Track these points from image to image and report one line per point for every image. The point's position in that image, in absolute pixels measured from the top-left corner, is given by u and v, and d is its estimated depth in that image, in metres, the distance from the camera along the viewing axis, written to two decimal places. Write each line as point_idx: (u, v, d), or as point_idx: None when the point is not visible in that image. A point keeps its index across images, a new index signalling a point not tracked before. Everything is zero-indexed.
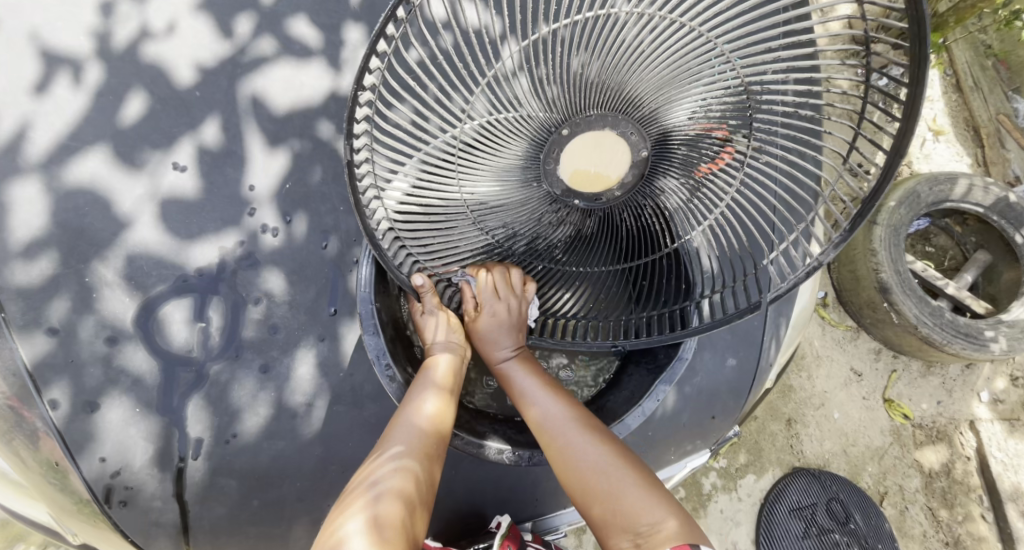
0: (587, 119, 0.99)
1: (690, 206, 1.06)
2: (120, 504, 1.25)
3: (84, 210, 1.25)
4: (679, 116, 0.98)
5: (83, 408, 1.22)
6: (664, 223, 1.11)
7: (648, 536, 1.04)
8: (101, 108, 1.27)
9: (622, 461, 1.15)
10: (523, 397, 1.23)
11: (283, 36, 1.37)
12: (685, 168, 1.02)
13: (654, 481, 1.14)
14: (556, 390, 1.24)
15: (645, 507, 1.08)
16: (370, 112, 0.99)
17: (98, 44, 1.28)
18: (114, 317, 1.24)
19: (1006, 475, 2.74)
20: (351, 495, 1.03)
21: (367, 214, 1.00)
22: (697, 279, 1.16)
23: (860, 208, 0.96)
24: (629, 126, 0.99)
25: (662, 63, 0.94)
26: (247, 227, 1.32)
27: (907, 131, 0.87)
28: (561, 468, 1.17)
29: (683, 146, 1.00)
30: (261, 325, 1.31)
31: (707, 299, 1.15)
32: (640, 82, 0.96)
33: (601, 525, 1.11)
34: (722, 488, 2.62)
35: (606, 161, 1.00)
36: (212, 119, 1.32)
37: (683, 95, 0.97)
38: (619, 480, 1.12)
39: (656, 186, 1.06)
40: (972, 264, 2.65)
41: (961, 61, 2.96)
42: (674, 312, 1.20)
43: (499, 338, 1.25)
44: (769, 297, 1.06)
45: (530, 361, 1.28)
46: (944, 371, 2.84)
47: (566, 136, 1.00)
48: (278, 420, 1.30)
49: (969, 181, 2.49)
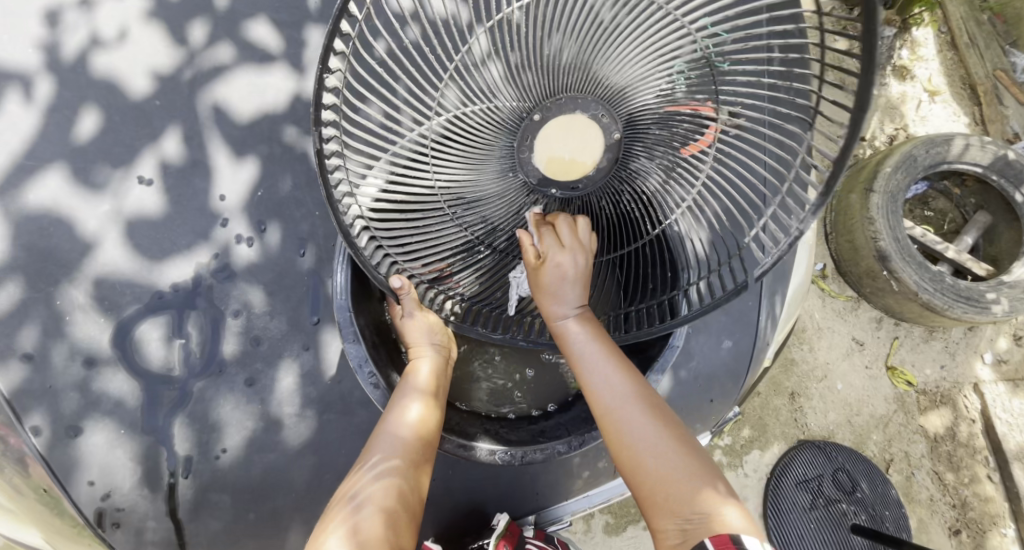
0: (558, 103, 0.96)
1: (668, 188, 1.03)
2: (113, 526, 1.23)
3: (50, 231, 1.22)
4: (647, 94, 0.94)
5: (65, 433, 1.21)
6: (644, 208, 1.07)
7: (700, 524, 0.88)
8: (57, 126, 1.24)
9: (679, 443, 0.99)
10: (580, 362, 1.06)
11: (241, 38, 1.33)
12: (659, 148, 0.99)
13: (716, 473, 0.97)
14: (619, 358, 1.06)
15: (698, 494, 0.92)
16: (337, 101, 0.94)
17: (48, 57, 1.25)
18: (89, 340, 1.22)
19: (1011, 435, 2.73)
20: (333, 510, 1.02)
21: (338, 209, 0.95)
22: (683, 263, 1.12)
23: (831, 173, 0.90)
24: (599, 108, 0.96)
25: (627, 43, 0.91)
26: (220, 238, 1.29)
27: (867, 84, 0.80)
28: (616, 445, 1.02)
29: (654, 126, 0.97)
30: (241, 337, 1.29)
31: (695, 285, 1.12)
32: (608, 65, 0.93)
33: (652, 515, 0.95)
34: (728, 465, 2.61)
35: (579, 147, 0.97)
36: (172, 129, 1.29)
37: (650, 75, 0.93)
38: (678, 468, 0.95)
39: (631, 168, 1.02)
40: (972, 226, 2.61)
41: (955, 16, 2.86)
42: (663, 303, 1.16)
43: (555, 292, 1.07)
44: (755, 277, 1.04)
45: (595, 324, 1.10)
46: (947, 335, 2.81)
47: (538, 121, 0.97)
48: (265, 432, 1.28)
49: (965, 141, 2.42)
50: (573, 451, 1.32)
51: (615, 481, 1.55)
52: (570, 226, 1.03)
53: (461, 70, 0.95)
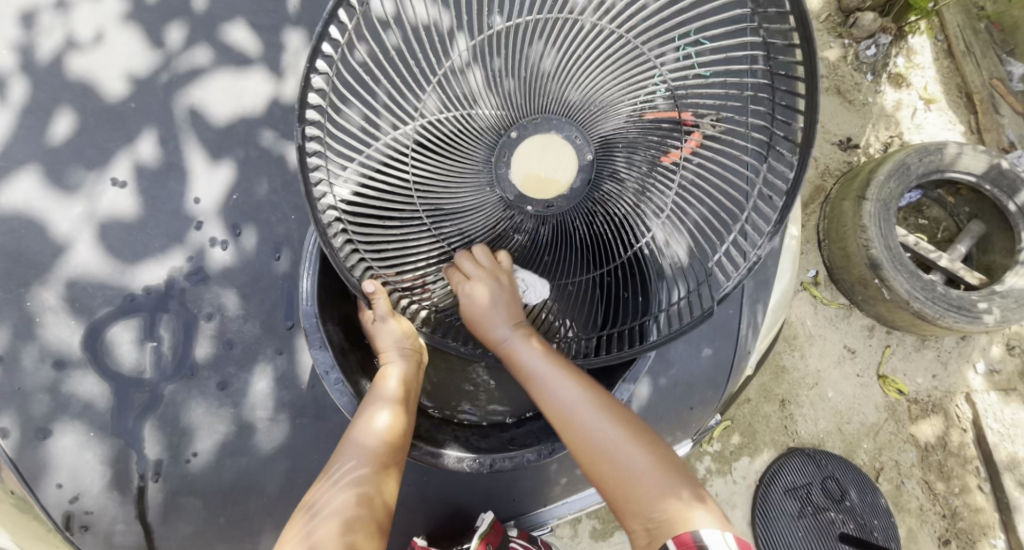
0: (536, 122, 0.97)
1: (640, 209, 1.02)
2: (81, 529, 1.22)
3: (21, 233, 1.26)
4: (617, 115, 0.96)
5: (34, 435, 1.21)
6: (617, 230, 1.06)
7: (663, 522, 0.90)
8: (29, 126, 1.28)
9: (636, 442, 0.99)
10: (532, 380, 1.03)
11: (220, 43, 1.36)
12: (631, 172, 0.99)
13: (675, 463, 0.99)
14: (568, 368, 1.04)
15: (661, 492, 0.94)
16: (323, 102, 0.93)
17: (23, 58, 1.29)
18: (59, 342, 1.24)
19: (1002, 445, 2.72)
20: (296, 520, 1.03)
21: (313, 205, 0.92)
22: (654, 289, 1.11)
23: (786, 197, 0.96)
24: (574, 130, 0.97)
25: (598, 70, 0.93)
26: (194, 242, 1.31)
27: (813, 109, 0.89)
28: (579, 458, 1.02)
29: (626, 150, 0.98)
30: (215, 341, 1.29)
31: (666, 312, 1.11)
32: (582, 86, 0.94)
33: (625, 518, 0.96)
34: (716, 471, 2.61)
35: (557, 166, 0.97)
36: (148, 132, 1.32)
37: (620, 98, 0.95)
38: (642, 471, 0.96)
39: (603, 191, 1.01)
40: (966, 235, 2.62)
41: (952, 24, 2.85)
42: (632, 328, 1.15)
43: (493, 315, 1.08)
44: (721, 302, 1.03)
45: (536, 337, 1.09)
46: (938, 344, 2.80)
47: (516, 138, 0.97)
48: (238, 435, 1.28)
49: (958, 148, 2.42)
50: (542, 460, 1.28)
51: (595, 487, 1.53)
52: (471, 260, 1.05)
53: (445, 78, 0.95)
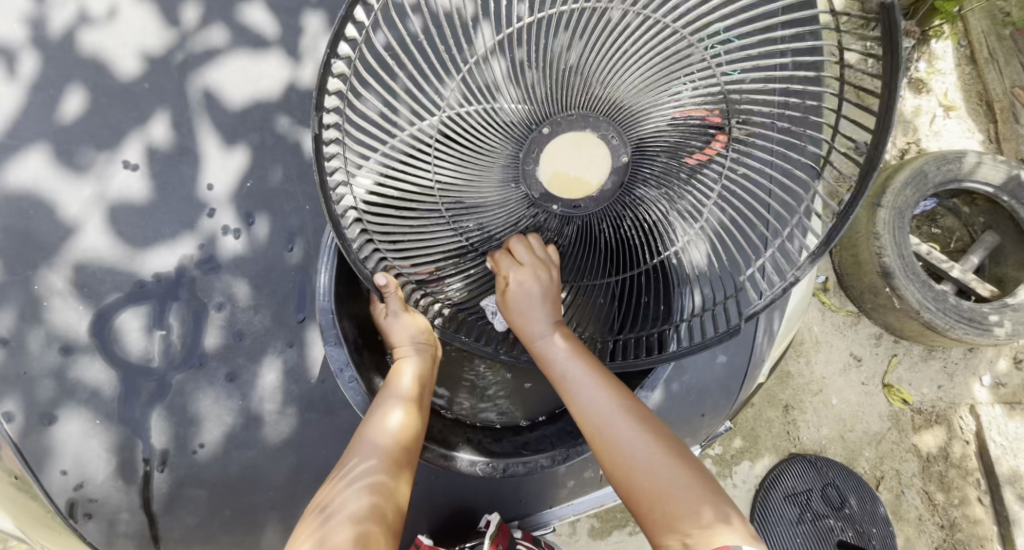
0: (570, 118, 0.92)
1: (672, 217, 0.99)
2: (84, 517, 1.21)
3: (30, 213, 1.23)
4: (661, 118, 0.92)
5: (39, 421, 1.20)
6: (645, 236, 1.03)
7: (700, 537, 0.89)
8: (40, 103, 1.25)
9: (670, 457, 0.98)
10: (565, 383, 1.02)
11: (237, 24, 1.32)
12: (666, 178, 0.96)
13: (709, 481, 0.98)
14: (604, 376, 1.03)
15: (697, 508, 0.93)
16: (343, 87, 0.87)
17: (35, 33, 1.25)
18: (67, 327, 1.22)
19: (1004, 458, 2.70)
20: (306, 522, 1.01)
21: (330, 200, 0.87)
22: (677, 298, 1.08)
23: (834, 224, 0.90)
24: (611, 130, 0.92)
25: (639, 66, 0.88)
26: (206, 229, 1.28)
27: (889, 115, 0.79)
28: (603, 463, 1.01)
29: (664, 154, 0.94)
30: (224, 331, 1.27)
31: (687, 322, 1.08)
32: (625, 88, 0.89)
33: (655, 532, 0.95)
34: (717, 474, 2.60)
35: (587, 164, 0.93)
36: (161, 114, 1.28)
37: (659, 98, 0.91)
38: (673, 482, 0.96)
39: (637, 196, 0.98)
40: (979, 246, 2.56)
41: (975, 30, 2.79)
42: (651, 335, 1.12)
43: (532, 310, 1.05)
44: (747, 320, 1.02)
45: (574, 341, 1.07)
46: (946, 355, 2.77)
47: (548, 135, 0.93)
48: (245, 428, 1.25)
49: (978, 158, 2.37)
50: (556, 466, 1.26)
51: (599, 491, 1.51)
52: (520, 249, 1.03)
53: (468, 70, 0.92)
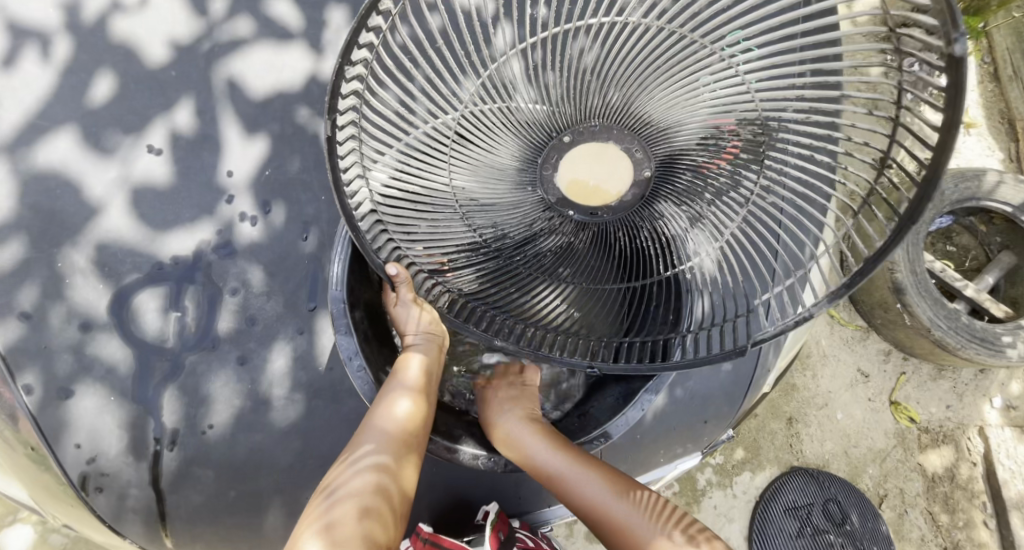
0: (591, 129, 0.96)
1: (692, 234, 0.98)
2: (95, 491, 1.24)
3: (57, 193, 1.27)
4: (685, 132, 0.92)
5: (56, 395, 1.23)
6: (662, 248, 1.02)
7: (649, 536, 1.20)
8: (69, 87, 1.29)
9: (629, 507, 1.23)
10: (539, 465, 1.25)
11: (262, 16, 1.36)
12: (687, 194, 0.96)
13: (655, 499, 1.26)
14: (570, 455, 1.25)
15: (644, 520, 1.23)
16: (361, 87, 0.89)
17: (68, 18, 1.29)
18: (86, 305, 1.25)
19: (1013, 483, 2.65)
20: (314, 501, 1.05)
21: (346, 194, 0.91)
22: (689, 311, 1.05)
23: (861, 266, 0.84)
24: (635, 143, 0.94)
25: (661, 79, 0.90)
26: (224, 215, 1.32)
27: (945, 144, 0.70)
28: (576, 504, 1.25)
29: (688, 171, 0.94)
30: (237, 316, 1.30)
31: (694, 335, 1.05)
32: (652, 101, 0.92)
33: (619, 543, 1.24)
34: (716, 484, 2.60)
35: (605, 173, 0.95)
36: (186, 101, 1.32)
37: (684, 112, 0.91)
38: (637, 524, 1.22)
39: (656, 209, 0.99)
40: (995, 266, 2.52)
41: (1000, 47, 2.77)
42: (657, 343, 1.08)
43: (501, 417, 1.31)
44: (756, 343, 0.98)
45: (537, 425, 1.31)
46: (956, 376, 2.73)
47: (567, 143, 0.96)
48: (253, 411, 1.28)
49: (996, 177, 2.35)
50: None
51: None
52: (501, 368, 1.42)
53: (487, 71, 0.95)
